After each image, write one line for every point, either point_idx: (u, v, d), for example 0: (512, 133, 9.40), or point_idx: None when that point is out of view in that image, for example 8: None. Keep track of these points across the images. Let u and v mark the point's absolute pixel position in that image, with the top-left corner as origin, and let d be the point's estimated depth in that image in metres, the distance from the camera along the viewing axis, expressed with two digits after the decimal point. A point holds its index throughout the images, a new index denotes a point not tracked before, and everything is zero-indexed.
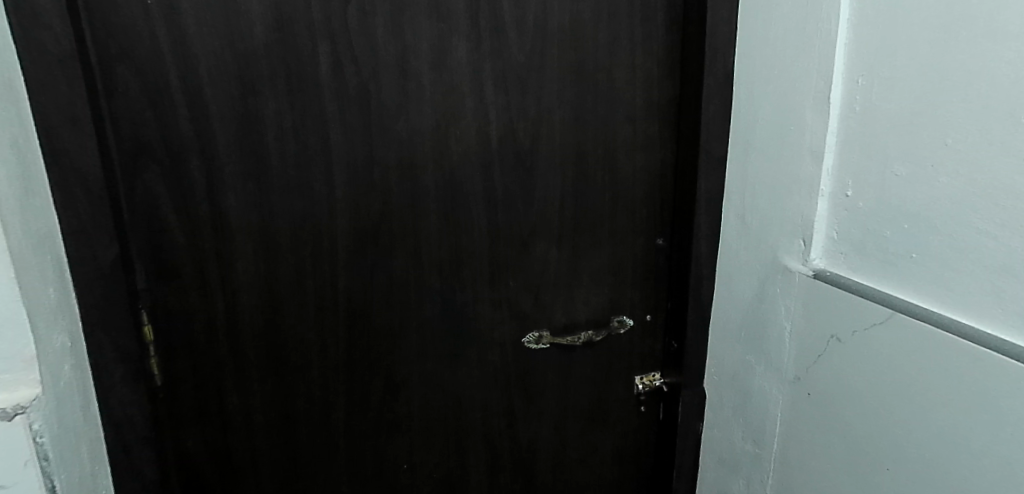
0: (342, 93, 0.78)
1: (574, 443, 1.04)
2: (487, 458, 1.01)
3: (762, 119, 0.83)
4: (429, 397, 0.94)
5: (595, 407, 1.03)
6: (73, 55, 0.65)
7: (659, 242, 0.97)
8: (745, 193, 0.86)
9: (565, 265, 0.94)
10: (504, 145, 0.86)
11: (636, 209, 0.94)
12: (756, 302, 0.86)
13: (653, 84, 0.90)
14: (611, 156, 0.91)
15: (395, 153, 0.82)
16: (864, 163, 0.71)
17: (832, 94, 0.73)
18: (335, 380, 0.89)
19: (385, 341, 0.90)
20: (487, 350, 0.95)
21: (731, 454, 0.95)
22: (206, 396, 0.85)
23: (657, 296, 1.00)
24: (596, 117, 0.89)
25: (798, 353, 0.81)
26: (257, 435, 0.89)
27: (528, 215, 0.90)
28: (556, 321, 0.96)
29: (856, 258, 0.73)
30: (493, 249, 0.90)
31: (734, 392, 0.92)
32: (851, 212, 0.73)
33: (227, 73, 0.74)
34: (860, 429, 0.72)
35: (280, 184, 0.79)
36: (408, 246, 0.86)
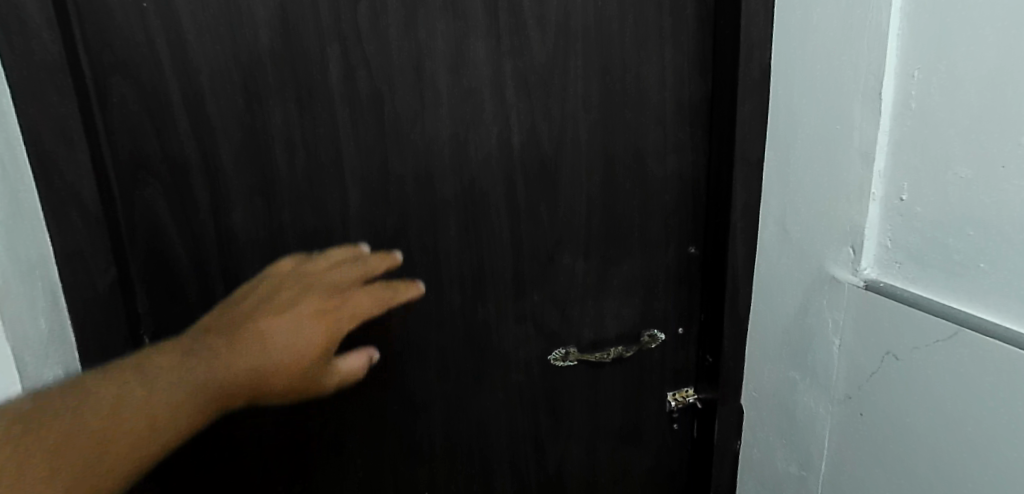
0: (354, 100, 0.73)
1: (605, 465, 0.99)
2: (513, 481, 0.96)
3: (804, 117, 0.77)
4: (452, 419, 0.90)
5: (626, 425, 0.98)
6: (63, 66, 0.60)
7: (691, 251, 0.92)
8: (784, 198, 0.81)
9: (593, 278, 0.89)
10: (527, 152, 0.81)
11: (666, 217, 0.89)
12: (799, 314, 0.80)
13: (684, 83, 0.84)
14: (640, 161, 0.85)
15: (412, 163, 0.77)
16: (923, 165, 0.65)
17: (885, 90, 0.68)
18: (353, 404, 0.85)
19: (404, 362, 0.85)
20: (512, 369, 0.90)
21: (773, 474, 0.89)
22: (214, 425, 0.80)
23: (690, 308, 0.94)
24: (624, 120, 0.83)
25: (849, 370, 0.75)
26: (270, 463, 0.84)
27: (554, 225, 0.85)
28: (584, 338, 0.91)
29: (913, 267, 0.67)
30: (517, 262, 0.85)
31: (775, 410, 0.87)
32: (907, 217, 0.67)
33: (231, 81, 0.69)
34: (922, 455, 0.67)
35: (291, 200, 0.75)
36: (427, 261, 0.81)
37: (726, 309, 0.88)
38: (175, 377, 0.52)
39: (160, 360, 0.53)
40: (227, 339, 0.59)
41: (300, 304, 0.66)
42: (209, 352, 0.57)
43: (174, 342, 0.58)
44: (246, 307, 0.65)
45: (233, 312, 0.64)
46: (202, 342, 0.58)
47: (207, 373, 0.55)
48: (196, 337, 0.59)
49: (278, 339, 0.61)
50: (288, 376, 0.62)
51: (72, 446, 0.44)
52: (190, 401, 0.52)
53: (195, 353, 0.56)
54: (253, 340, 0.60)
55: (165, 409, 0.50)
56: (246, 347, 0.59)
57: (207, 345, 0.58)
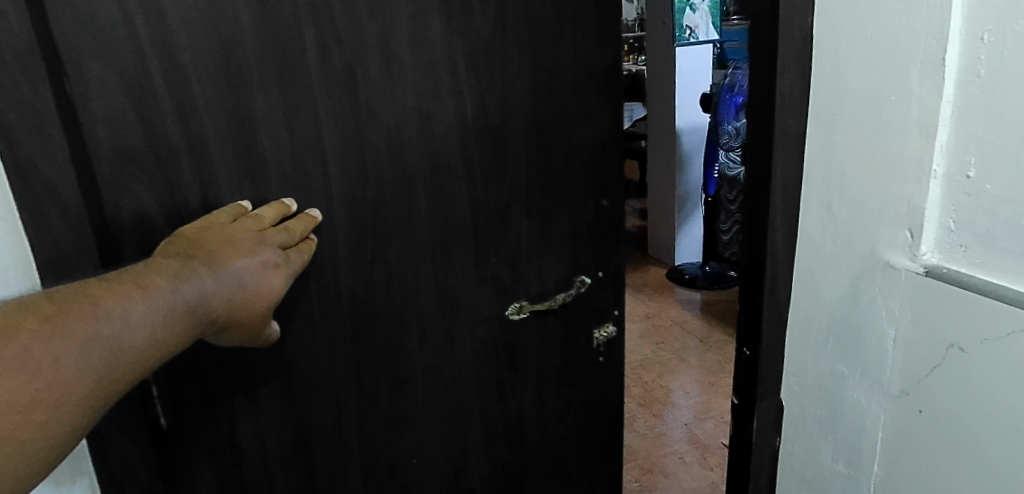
0: (330, 77, 1.03)
1: (551, 399, 1.57)
2: (485, 424, 1.46)
3: (854, 88, 0.69)
4: (431, 383, 1.33)
5: (563, 362, 1.57)
6: (33, 49, 0.81)
7: (602, 203, 1.50)
8: (830, 178, 0.74)
9: (535, 230, 1.39)
10: (477, 120, 1.23)
11: (584, 181, 1.45)
12: (847, 304, 0.74)
13: (566, 87, 1.35)
14: (563, 128, 1.37)
15: (381, 134, 1.10)
16: (994, 137, 0.58)
17: (948, 56, 0.60)
18: (348, 381, 1.21)
19: (387, 332, 1.23)
20: (475, 325, 1.35)
21: (816, 472, 0.83)
22: (213, 414, 1.07)
23: (603, 254, 1.56)
24: (551, 95, 1.33)
25: (904, 365, 0.69)
26: (268, 448, 1.15)
27: (503, 186, 1.31)
28: (532, 289, 1.43)
29: (981, 252, 0.60)
30: (476, 222, 1.28)
31: (820, 406, 0.81)
32: (975, 196, 0.60)
33: (214, 69, 0.92)
34: (993, 457, 0.61)
35: (277, 181, 1.01)
36: (402, 228, 1.18)
37: (765, 299, 0.83)
38: (152, 309, 0.71)
39: (144, 284, 0.72)
40: (208, 270, 0.80)
41: (261, 250, 0.89)
42: (184, 281, 0.77)
43: (153, 265, 0.77)
44: (216, 239, 0.86)
45: (211, 238, 0.85)
46: (185, 268, 0.78)
47: (178, 307, 0.75)
48: (180, 257, 0.80)
49: (255, 281, 0.86)
50: (249, 315, 0.86)
51: (65, 370, 0.62)
52: (161, 328, 0.72)
53: (169, 287, 0.74)
54: (232, 277, 0.83)
55: (143, 342, 0.70)
56: (224, 282, 0.81)
57: (185, 272, 0.78)
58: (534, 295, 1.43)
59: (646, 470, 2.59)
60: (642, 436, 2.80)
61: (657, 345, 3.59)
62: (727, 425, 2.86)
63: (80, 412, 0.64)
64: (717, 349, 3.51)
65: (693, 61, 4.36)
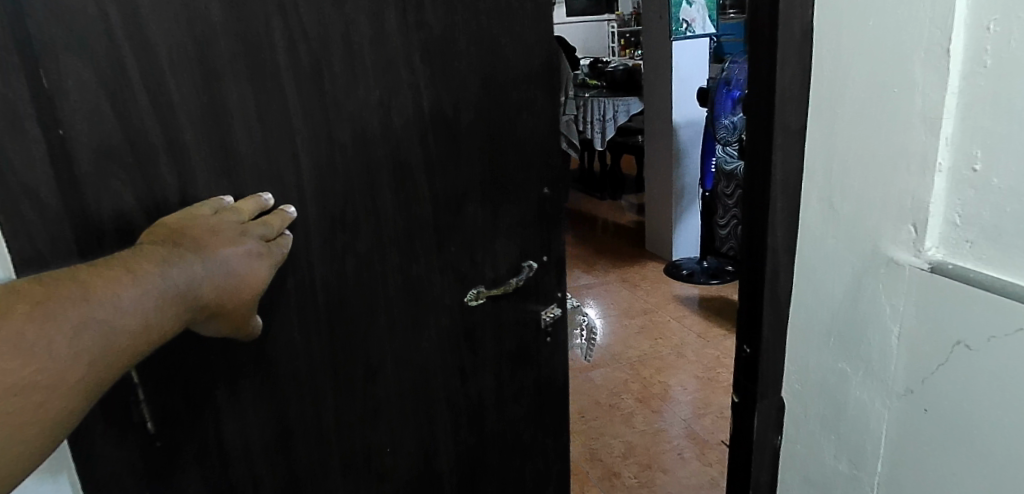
0: (298, 72, 1.02)
1: (507, 382, 1.59)
2: (451, 410, 1.48)
3: (857, 81, 0.67)
4: (401, 373, 1.35)
5: (519, 347, 1.59)
6: (12, 49, 0.78)
7: (546, 191, 1.52)
8: (831, 172, 0.73)
9: (487, 217, 1.40)
10: (433, 113, 1.23)
11: (530, 171, 1.46)
12: (850, 300, 0.73)
13: (514, 78, 1.36)
14: (509, 116, 1.37)
15: (348, 130, 1.11)
16: (1000, 128, 0.56)
17: (953, 46, 0.59)
18: (324, 374, 1.22)
19: (359, 324, 1.24)
20: (439, 313, 1.37)
21: (818, 472, 0.82)
22: (197, 405, 1.06)
23: (547, 240, 1.57)
24: (506, 91, 1.35)
25: (909, 362, 0.68)
26: (252, 440, 1.15)
27: (458, 176, 1.31)
28: (489, 277, 1.45)
29: (987, 247, 0.59)
30: (436, 216, 1.29)
31: (822, 403, 0.80)
32: (981, 190, 0.59)
33: (188, 60, 0.91)
34: (999, 456, 0.60)
35: (253, 176, 1.01)
36: (369, 218, 1.19)
37: (765, 298, 0.81)
38: (146, 293, 0.72)
39: (134, 269, 0.73)
40: (196, 257, 0.81)
41: (244, 239, 0.90)
42: (173, 267, 0.77)
43: (141, 252, 0.77)
44: (202, 228, 0.86)
45: (196, 228, 0.85)
46: (173, 253, 0.79)
47: (169, 292, 0.75)
48: (166, 243, 0.81)
49: (241, 269, 0.87)
50: (234, 303, 0.88)
51: (61, 354, 0.62)
52: (154, 313, 0.72)
53: (160, 272, 0.75)
54: (219, 265, 0.84)
55: (137, 326, 0.70)
56: (211, 269, 0.82)
57: (174, 258, 0.78)
58: (491, 281, 1.45)
59: (644, 467, 2.58)
60: (642, 433, 2.79)
61: (654, 341, 3.58)
62: (726, 421, 2.86)
63: (77, 395, 0.65)
64: (717, 344, 3.50)
65: (688, 57, 4.35)
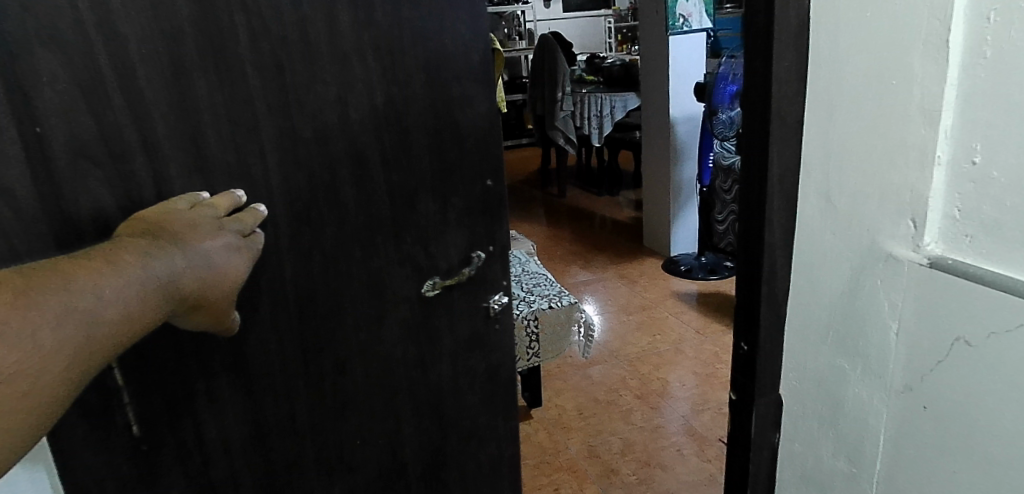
0: (254, 67, 1.07)
1: (458, 373, 1.65)
2: (412, 407, 1.59)
3: (854, 73, 0.66)
4: (364, 371, 1.48)
5: (469, 338, 1.63)
6: None
7: (488, 183, 1.51)
8: (829, 166, 0.71)
9: (438, 212, 1.45)
10: (385, 106, 1.30)
11: (479, 164, 1.48)
12: (849, 296, 0.72)
13: (462, 66, 1.38)
14: (453, 107, 1.39)
15: (309, 123, 1.22)
16: (1001, 120, 0.55)
17: (953, 37, 0.58)
18: (295, 369, 1.37)
19: (327, 315, 1.37)
20: (398, 302, 1.47)
21: (817, 470, 0.81)
22: (173, 404, 1.22)
23: (492, 232, 1.56)
24: (448, 83, 1.37)
25: (908, 359, 0.67)
26: (208, 443, 1.30)
27: (409, 168, 1.37)
28: (444, 266, 1.50)
29: (987, 242, 0.58)
30: (392, 209, 1.37)
31: (820, 401, 0.79)
32: (980, 184, 0.58)
33: None
34: (1001, 454, 0.59)
35: (225, 177, 1.14)
36: (334, 216, 1.30)
37: (763, 294, 0.80)
38: (130, 282, 0.74)
39: (117, 260, 0.75)
40: (176, 249, 0.84)
41: (220, 234, 0.93)
42: (155, 258, 0.80)
43: (122, 245, 0.79)
44: (179, 223, 0.89)
45: (175, 223, 0.89)
46: (154, 246, 0.81)
47: (153, 282, 0.78)
48: (146, 237, 0.83)
49: (218, 262, 0.90)
50: (215, 295, 0.90)
51: (52, 341, 0.63)
52: (139, 301, 0.75)
53: (143, 262, 0.77)
54: (198, 258, 0.86)
55: (123, 315, 0.72)
56: (191, 262, 0.85)
57: (154, 250, 0.81)
58: (444, 271, 1.50)
59: (643, 464, 2.57)
60: (641, 429, 2.79)
61: (652, 337, 3.58)
62: (726, 417, 2.85)
63: (70, 383, 0.65)
64: (713, 339, 3.51)
65: (684, 51, 4.32)
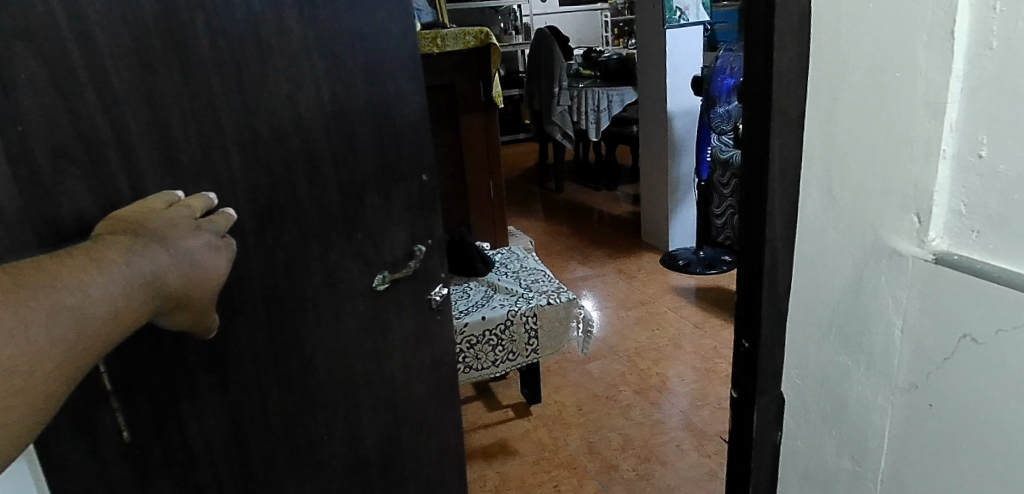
0: (224, 69, 1.04)
1: (415, 365, 1.61)
2: (384, 402, 1.52)
3: (856, 66, 0.65)
4: (331, 361, 1.36)
5: (420, 329, 1.62)
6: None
7: (423, 177, 1.54)
8: (830, 160, 0.70)
9: (382, 204, 1.42)
10: (332, 103, 1.25)
11: (413, 157, 1.50)
12: (851, 294, 0.71)
13: (395, 61, 1.39)
14: (387, 100, 1.39)
15: (266, 122, 1.13)
16: (1008, 113, 0.54)
17: (958, 28, 0.56)
18: (266, 371, 1.22)
19: (293, 314, 1.25)
20: (354, 299, 1.39)
21: (819, 469, 0.80)
22: (161, 405, 1.04)
23: (428, 223, 1.59)
24: (384, 78, 1.37)
25: (913, 356, 0.66)
26: (213, 451, 1.14)
27: (352, 162, 1.32)
28: (389, 260, 1.46)
29: (994, 237, 0.57)
30: (343, 204, 1.32)
31: (822, 398, 0.78)
32: (987, 178, 0.57)
33: (127, 58, 0.91)
34: (1009, 452, 0.59)
35: (191, 169, 1.01)
36: (293, 216, 1.21)
37: (764, 291, 0.79)
38: (113, 281, 0.72)
39: (98, 259, 0.73)
40: (159, 247, 0.81)
41: (201, 231, 0.91)
42: (137, 256, 0.78)
43: (103, 242, 0.77)
44: (161, 219, 0.86)
45: (158, 219, 0.86)
46: (136, 243, 0.79)
47: (136, 280, 0.76)
48: (128, 234, 0.81)
49: (202, 258, 0.88)
50: (201, 293, 0.88)
51: (34, 342, 0.63)
52: (123, 300, 0.73)
53: (125, 260, 0.75)
54: (180, 255, 0.84)
55: (107, 314, 0.70)
56: (174, 259, 0.83)
57: (136, 248, 0.78)
58: (392, 264, 1.47)
59: (642, 460, 2.57)
60: (640, 425, 2.78)
61: (651, 332, 3.57)
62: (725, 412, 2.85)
63: (58, 381, 0.65)
64: (712, 334, 3.51)
65: (682, 44, 4.30)
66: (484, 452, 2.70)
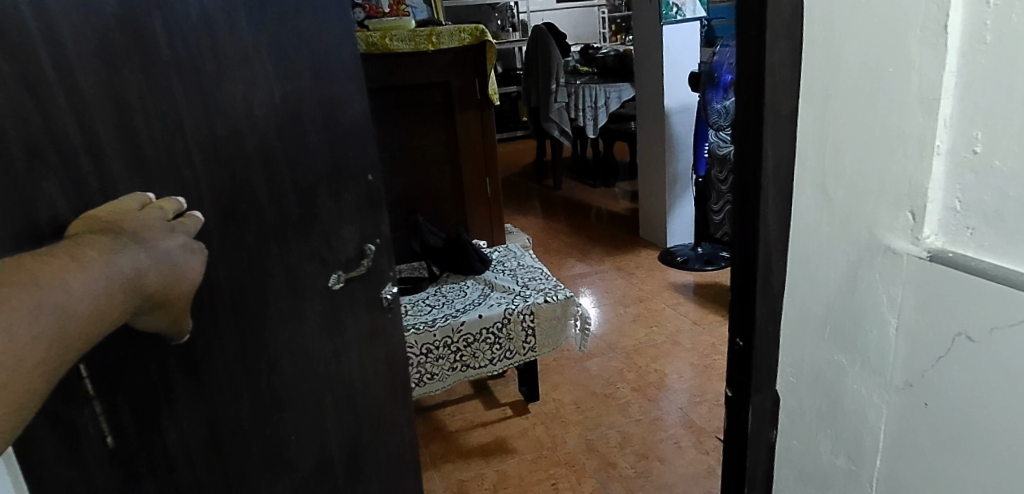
0: (180, 68, 1.03)
1: (365, 366, 1.58)
2: (345, 402, 1.52)
3: (849, 62, 0.64)
4: (294, 362, 1.36)
5: (371, 330, 1.59)
6: None
7: (370, 177, 1.51)
8: (825, 157, 0.69)
9: (331, 203, 1.40)
10: (282, 102, 1.24)
11: (360, 157, 1.47)
12: (845, 292, 0.70)
13: (342, 61, 1.37)
14: (333, 100, 1.36)
15: (222, 124, 1.11)
16: (1002, 108, 0.53)
17: (952, 22, 0.55)
18: (235, 373, 1.20)
19: (254, 314, 1.24)
20: (312, 300, 1.38)
21: (814, 468, 0.80)
22: (144, 413, 1.03)
23: (376, 223, 1.56)
24: (328, 77, 1.34)
25: (908, 354, 0.65)
26: (188, 455, 1.12)
27: (302, 162, 1.30)
28: (342, 259, 1.46)
29: (989, 234, 0.56)
30: (302, 206, 1.32)
31: (816, 397, 0.77)
32: (981, 175, 0.56)
33: (91, 59, 0.90)
34: (1003, 451, 0.58)
35: (158, 171, 1.00)
36: (252, 220, 1.20)
37: (758, 287, 0.79)
38: (99, 279, 0.72)
39: (83, 256, 0.73)
40: (140, 246, 0.81)
41: (174, 233, 0.90)
42: (121, 255, 0.77)
43: (85, 240, 0.76)
44: (138, 219, 0.86)
45: (135, 219, 0.85)
46: (117, 242, 0.79)
47: (120, 279, 0.76)
48: (108, 232, 0.80)
49: (178, 260, 0.88)
50: (176, 294, 0.88)
51: (22, 339, 0.62)
52: (107, 299, 0.73)
53: (109, 258, 0.75)
54: (158, 256, 0.84)
55: (92, 312, 0.70)
56: (154, 260, 0.83)
57: (119, 247, 0.78)
58: (344, 263, 1.46)
59: (641, 457, 2.56)
60: (639, 422, 2.78)
61: (650, 329, 3.57)
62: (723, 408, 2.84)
63: (44, 378, 0.65)
64: (712, 330, 3.50)
65: (679, 40, 4.29)
66: (482, 450, 2.69)
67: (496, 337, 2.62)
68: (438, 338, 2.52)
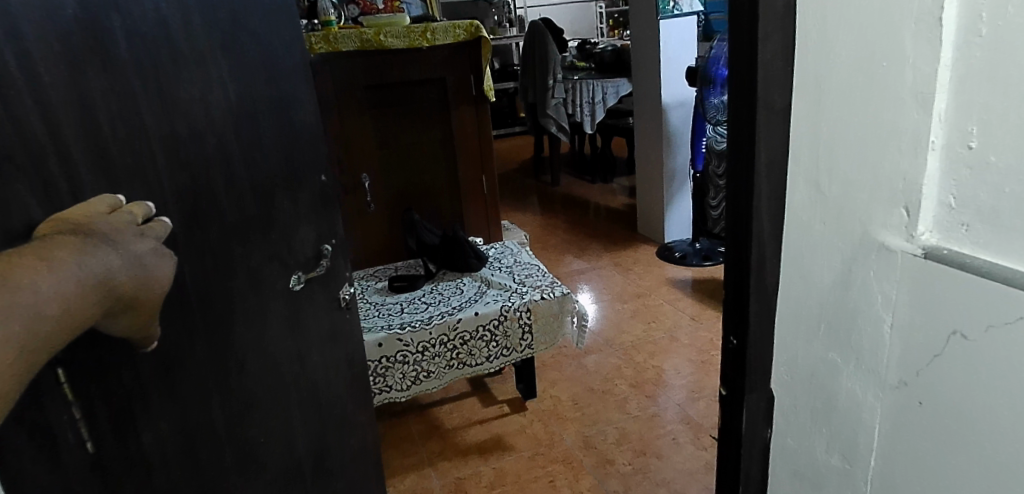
0: (140, 67, 0.99)
1: (328, 365, 1.59)
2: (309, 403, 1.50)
3: (844, 56, 0.63)
4: (262, 362, 1.33)
5: (333, 330, 1.61)
6: None
7: (323, 178, 1.55)
8: (818, 153, 0.68)
9: (292, 204, 1.42)
10: (243, 102, 1.24)
11: (315, 159, 1.51)
12: (839, 289, 0.69)
13: (296, 63, 1.40)
14: (291, 102, 1.39)
15: (183, 124, 1.08)
16: (997, 102, 0.52)
17: (946, 16, 0.54)
18: (208, 376, 1.16)
19: (222, 319, 1.20)
20: (275, 300, 1.37)
21: (808, 467, 0.79)
22: (122, 421, 0.97)
23: (331, 225, 1.59)
24: (285, 80, 1.37)
25: (903, 351, 0.64)
26: (158, 461, 1.04)
27: (264, 163, 1.31)
28: (302, 259, 1.46)
29: (983, 230, 0.55)
30: (264, 206, 1.32)
31: (811, 395, 0.76)
32: (976, 170, 0.55)
33: (56, 58, 0.85)
34: (998, 449, 0.57)
35: (125, 173, 0.96)
36: (214, 220, 1.17)
37: (752, 285, 0.78)
38: (61, 282, 0.74)
39: (48, 257, 0.74)
40: (108, 248, 0.83)
41: (145, 234, 0.91)
42: (86, 257, 0.79)
43: (53, 238, 0.77)
44: (110, 218, 0.86)
45: (105, 218, 0.85)
46: (84, 243, 0.80)
47: (83, 282, 0.77)
48: (76, 229, 0.81)
49: (147, 262, 0.89)
50: (147, 295, 0.89)
51: None
52: (69, 301, 0.75)
53: (73, 260, 0.77)
54: (127, 258, 0.85)
55: (55, 314, 0.72)
56: (122, 261, 0.84)
57: (85, 248, 0.79)
58: (304, 263, 1.47)
59: (640, 453, 2.56)
60: (637, 418, 2.78)
61: (647, 325, 3.56)
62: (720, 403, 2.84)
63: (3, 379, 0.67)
64: (709, 325, 3.50)
65: (674, 35, 4.27)
66: (479, 448, 2.69)
67: (492, 334, 2.61)
68: (433, 336, 2.51)
